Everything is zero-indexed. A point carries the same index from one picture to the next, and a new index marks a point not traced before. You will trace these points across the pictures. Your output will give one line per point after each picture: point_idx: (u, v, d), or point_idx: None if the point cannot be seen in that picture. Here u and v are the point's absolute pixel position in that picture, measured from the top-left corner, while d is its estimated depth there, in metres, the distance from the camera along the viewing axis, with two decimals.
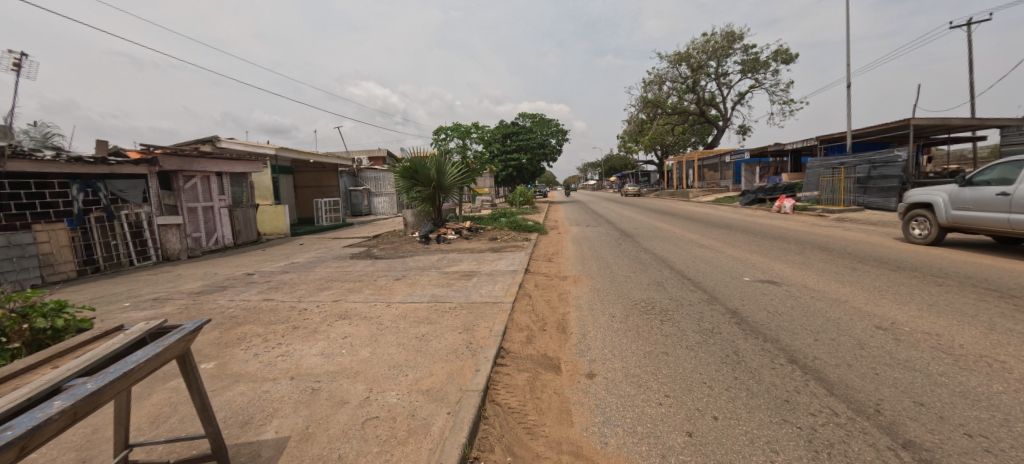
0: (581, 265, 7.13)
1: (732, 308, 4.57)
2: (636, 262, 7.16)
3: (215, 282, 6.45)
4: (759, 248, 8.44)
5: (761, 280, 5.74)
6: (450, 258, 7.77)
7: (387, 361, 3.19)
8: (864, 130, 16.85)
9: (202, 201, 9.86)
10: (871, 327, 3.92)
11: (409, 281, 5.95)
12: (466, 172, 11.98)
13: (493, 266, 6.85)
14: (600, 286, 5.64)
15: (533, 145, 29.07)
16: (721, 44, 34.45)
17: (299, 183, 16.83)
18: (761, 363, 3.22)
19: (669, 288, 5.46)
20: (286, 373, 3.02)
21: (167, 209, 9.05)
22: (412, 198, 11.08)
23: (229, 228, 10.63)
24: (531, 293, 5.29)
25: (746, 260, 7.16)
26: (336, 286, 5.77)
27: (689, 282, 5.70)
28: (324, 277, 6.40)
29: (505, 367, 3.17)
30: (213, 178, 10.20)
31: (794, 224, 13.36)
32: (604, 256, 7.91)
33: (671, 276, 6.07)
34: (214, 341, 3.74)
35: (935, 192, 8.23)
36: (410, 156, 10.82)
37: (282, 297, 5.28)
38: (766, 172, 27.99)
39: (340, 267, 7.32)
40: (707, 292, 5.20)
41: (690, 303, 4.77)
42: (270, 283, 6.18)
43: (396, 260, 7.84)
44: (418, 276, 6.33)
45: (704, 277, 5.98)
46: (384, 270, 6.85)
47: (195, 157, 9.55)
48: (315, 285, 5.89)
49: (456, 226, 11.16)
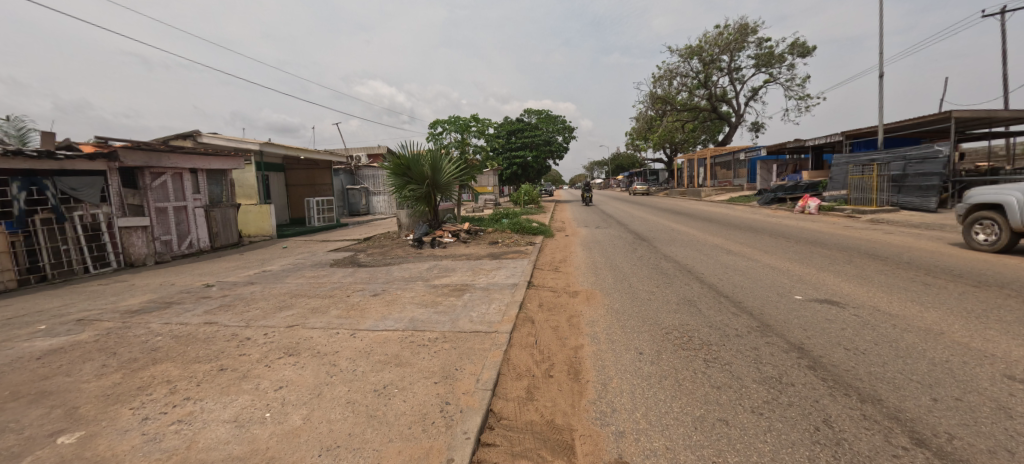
0: (593, 276, 6.09)
1: (792, 340, 3.53)
2: (658, 274, 6.08)
3: (163, 296, 5.48)
4: (799, 255, 7.32)
5: (817, 300, 4.65)
6: (442, 267, 6.76)
7: (321, 438, 2.17)
8: (897, 124, 15.52)
9: (173, 200, 8.98)
10: (1000, 377, 2.83)
11: (387, 298, 4.94)
12: (465, 169, 10.94)
13: (491, 278, 5.83)
14: (618, 307, 4.58)
15: (539, 142, 27.98)
16: (734, 37, 33.05)
17: (291, 182, 15.92)
18: (875, 446, 2.14)
19: (704, 309, 4.42)
20: (165, 461, 2.02)
21: (131, 210, 8.19)
22: (405, 197, 10.07)
23: (205, 230, 9.75)
24: (534, 316, 4.24)
25: (789, 271, 6.04)
26: (299, 305, 4.77)
27: (728, 301, 4.66)
28: (290, 291, 5.41)
29: (492, 450, 2.13)
30: (187, 175, 9.32)
31: (824, 226, 12.16)
32: (619, 265, 6.84)
33: (704, 293, 5.02)
34: (102, 396, 2.75)
35: (1007, 191, 7.03)
36: (403, 152, 9.81)
37: (229, 320, 4.29)
38: (783, 170, 26.59)
39: (314, 277, 6.34)
40: (754, 316, 4.15)
41: (736, 333, 3.72)
42: (225, 299, 5.21)
43: (381, 269, 6.85)
44: (400, 291, 5.32)
45: (745, 295, 4.91)
46: (363, 282, 5.87)
47: (163, 151, 8.67)
48: (275, 303, 4.91)
49: (453, 228, 10.15)
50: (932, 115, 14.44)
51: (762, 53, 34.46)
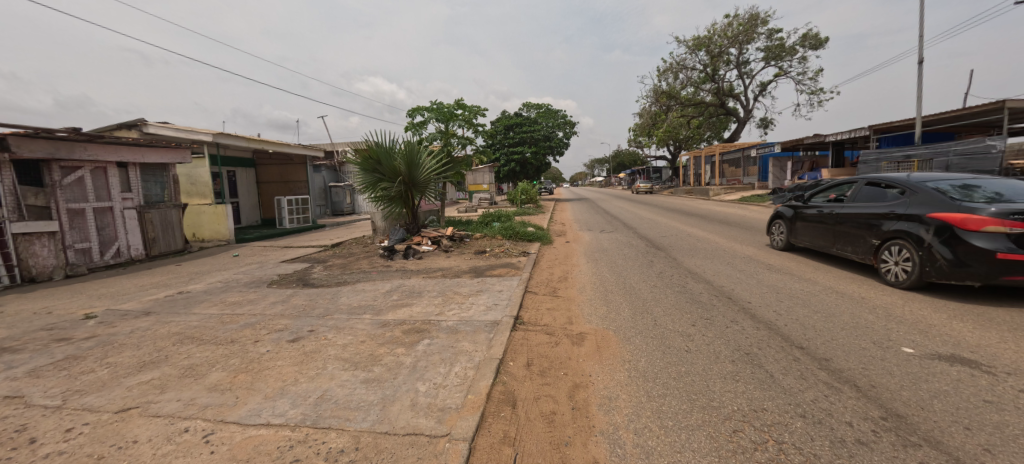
0: (605, 307, 4.51)
1: (963, 458, 1.97)
2: (689, 304, 4.54)
3: (10, 337, 3.98)
4: (862, 273, 5.73)
5: (943, 359, 3.07)
6: (406, 290, 5.18)
7: None
8: (937, 116, 13.88)
9: (92, 200, 7.48)
10: None
11: (306, 348, 3.36)
12: (447, 164, 9.37)
13: (463, 309, 4.30)
14: (646, 368, 3.02)
15: (538, 137, 26.26)
16: (744, 27, 31.24)
17: (262, 178, 14.34)
18: None
19: (779, 376, 2.88)
20: None
21: (32, 212, 6.69)
22: (377, 198, 8.50)
23: (139, 235, 8.25)
24: (519, 391, 2.68)
25: (869, 302, 4.42)
26: (175, 360, 3.24)
27: (808, 358, 3.14)
28: (179, 333, 3.85)
29: None
30: (113, 170, 7.83)
31: None
32: (637, 289, 5.22)
33: (767, 339, 3.51)
34: None
35: None
36: (372, 142, 8.26)
37: (43, 394, 2.78)
38: (798, 168, 24.97)
39: (234, 304, 4.81)
40: (867, 395, 2.60)
41: (858, 437, 2.17)
42: (83, 345, 3.68)
43: (326, 291, 5.26)
44: (334, 331, 3.77)
45: (827, 344, 3.38)
46: (290, 315, 4.28)
47: (78, 141, 7.18)
48: (144, 355, 3.38)
49: (434, 234, 8.60)
50: (980, 105, 12.75)
51: (772, 45, 32.77)
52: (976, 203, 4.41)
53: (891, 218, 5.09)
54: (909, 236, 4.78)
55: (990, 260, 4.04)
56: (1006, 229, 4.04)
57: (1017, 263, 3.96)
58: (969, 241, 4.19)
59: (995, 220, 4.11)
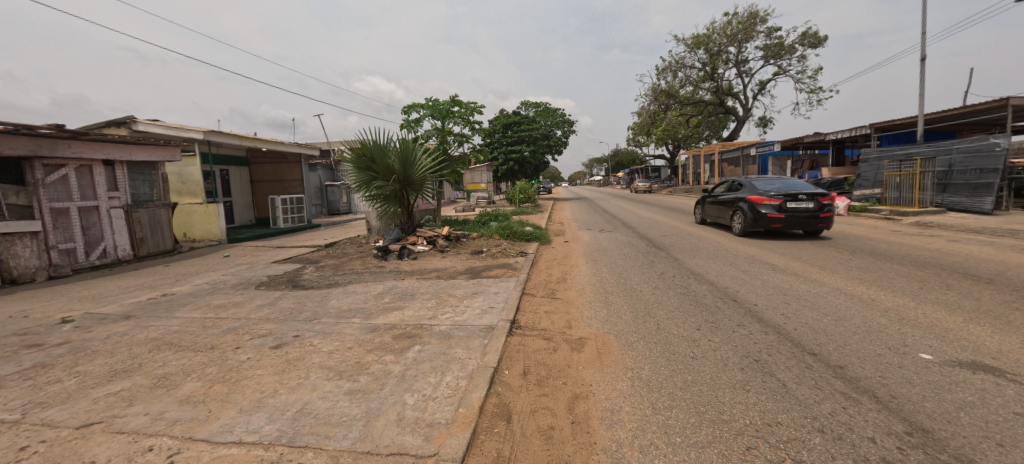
0: (606, 309, 4.33)
1: None
2: (693, 307, 4.37)
3: None
4: (869, 274, 5.56)
5: (967, 367, 2.88)
6: (398, 292, 4.99)
7: None
8: (939, 114, 13.77)
9: (77, 199, 7.27)
10: None
11: (289, 355, 3.16)
12: (443, 162, 9.18)
13: (457, 312, 4.11)
14: (651, 377, 2.84)
15: (537, 136, 26.04)
16: (744, 25, 31.05)
17: (255, 177, 14.10)
18: None
19: (792, 386, 2.70)
20: None
21: (13, 211, 6.46)
22: (371, 196, 8.31)
23: (126, 235, 8.03)
24: (514, 403, 2.48)
25: (880, 305, 4.25)
26: (150, 368, 3.04)
27: (822, 366, 2.96)
28: (157, 339, 3.65)
29: None
30: (99, 169, 7.63)
31: (866, 230, 10.45)
32: (638, 290, 5.04)
33: (776, 344, 3.33)
34: None
35: None
36: (366, 140, 8.07)
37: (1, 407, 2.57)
38: (798, 168, 24.84)
39: (219, 307, 4.61)
40: (888, 408, 2.42)
41: (885, 457, 1.97)
42: (53, 352, 3.47)
43: (315, 294, 5.06)
44: (320, 337, 3.56)
45: (840, 350, 3.21)
46: (276, 319, 4.08)
47: (62, 138, 6.96)
48: (117, 362, 3.18)
49: (430, 234, 8.41)
50: (983, 103, 12.65)
51: (772, 43, 32.63)
52: (773, 191, 8.95)
53: (733, 200, 9.96)
54: (745, 210, 9.33)
55: (765, 218, 8.79)
56: (772, 203, 8.83)
57: (773, 218, 8.76)
58: (761, 210, 8.88)
59: (772, 199, 8.82)
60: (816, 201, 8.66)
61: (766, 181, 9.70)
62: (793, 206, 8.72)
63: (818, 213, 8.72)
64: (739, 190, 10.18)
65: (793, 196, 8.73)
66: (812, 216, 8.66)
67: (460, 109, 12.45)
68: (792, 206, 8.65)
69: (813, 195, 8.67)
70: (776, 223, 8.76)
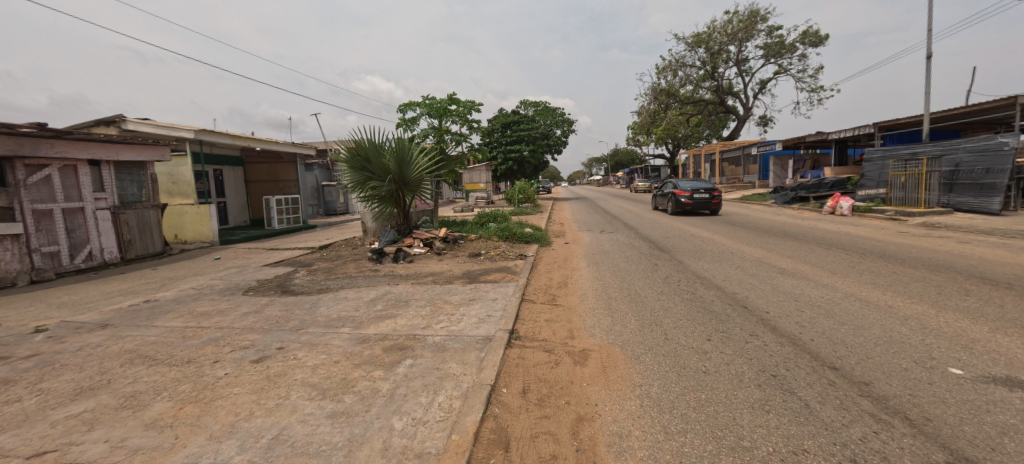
0: (610, 317, 4.11)
1: None
2: (701, 314, 4.15)
3: None
4: (882, 278, 5.34)
5: (1005, 385, 2.64)
6: (392, 299, 4.76)
7: None
8: (944, 112, 13.56)
9: (61, 200, 7.03)
10: None
11: (270, 371, 2.93)
12: (441, 162, 8.97)
13: (453, 321, 3.89)
14: (661, 396, 2.61)
15: (536, 135, 25.72)
16: (744, 23, 30.82)
17: (250, 177, 13.85)
18: None
19: (815, 406, 2.47)
20: None
21: None
22: (366, 197, 8.08)
23: (113, 237, 7.80)
24: (513, 428, 2.25)
25: (898, 312, 4.02)
26: (119, 386, 2.81)
27: (845, 382, 2.74)
28: (132, 351, 3.42)
29: None
30: (84, 169, 7.39)
31: (872, 231, 10.24)
32: (643, 296, 4.82)
33: (794, 357, 3.11)
34: None
35: None
36: (361, 139, 7.84)
37: None
38: (799, 167, 24.66)
39: (203, 315, 4.39)
40: (925, 433, 2.19)
41: None
42: (20, 365, 3.25)
43: (305, 300, 4.83)
44: (306, 349, 3.34)
45: (863, 364, 2.99)
46: (260, 329, 3.85)
47: (45, 137, 6.71)
48: (85, 378, 2.95)
49: (426, 236, 8.18)
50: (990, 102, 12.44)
51: (773, 42, 32.42)
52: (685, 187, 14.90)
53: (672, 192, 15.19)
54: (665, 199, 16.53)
55: (682, 203, 14.56)
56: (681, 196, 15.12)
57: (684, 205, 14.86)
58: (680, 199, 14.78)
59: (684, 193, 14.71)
60: (709, 194, 14.51)
61: (688, 182, 15.57)
62: (698, 196, 14.45)
63: (711, 200, 14.61)
64: (675, 187, 15.82)
65: (697, 190, 14.49)
66: (710, 201, 14.28)
67: (458, 107, 12.20)
68: (696, 197, 14.36)
69: (708, 190, 14.46)
70: (689, 207, 14.44)
